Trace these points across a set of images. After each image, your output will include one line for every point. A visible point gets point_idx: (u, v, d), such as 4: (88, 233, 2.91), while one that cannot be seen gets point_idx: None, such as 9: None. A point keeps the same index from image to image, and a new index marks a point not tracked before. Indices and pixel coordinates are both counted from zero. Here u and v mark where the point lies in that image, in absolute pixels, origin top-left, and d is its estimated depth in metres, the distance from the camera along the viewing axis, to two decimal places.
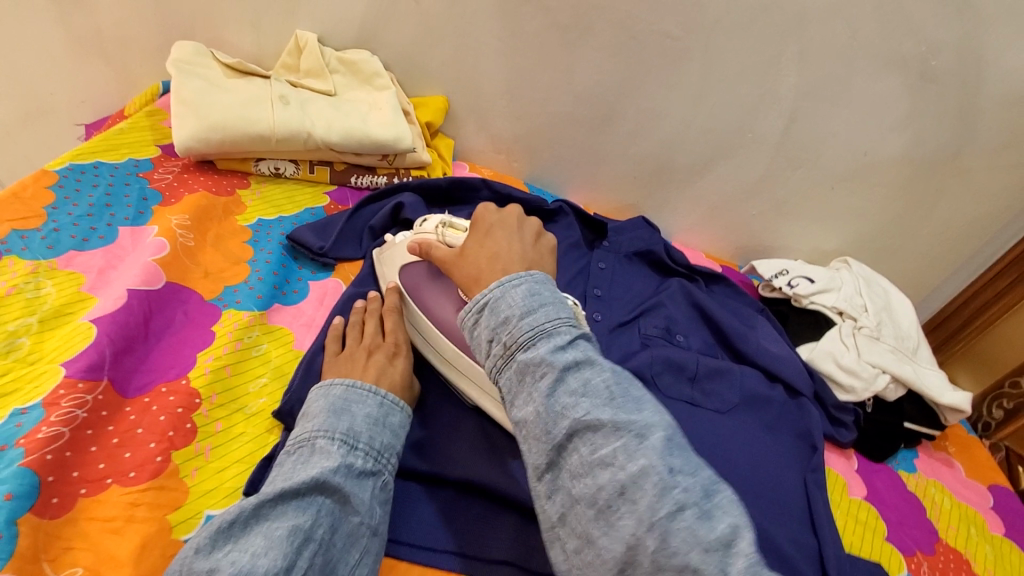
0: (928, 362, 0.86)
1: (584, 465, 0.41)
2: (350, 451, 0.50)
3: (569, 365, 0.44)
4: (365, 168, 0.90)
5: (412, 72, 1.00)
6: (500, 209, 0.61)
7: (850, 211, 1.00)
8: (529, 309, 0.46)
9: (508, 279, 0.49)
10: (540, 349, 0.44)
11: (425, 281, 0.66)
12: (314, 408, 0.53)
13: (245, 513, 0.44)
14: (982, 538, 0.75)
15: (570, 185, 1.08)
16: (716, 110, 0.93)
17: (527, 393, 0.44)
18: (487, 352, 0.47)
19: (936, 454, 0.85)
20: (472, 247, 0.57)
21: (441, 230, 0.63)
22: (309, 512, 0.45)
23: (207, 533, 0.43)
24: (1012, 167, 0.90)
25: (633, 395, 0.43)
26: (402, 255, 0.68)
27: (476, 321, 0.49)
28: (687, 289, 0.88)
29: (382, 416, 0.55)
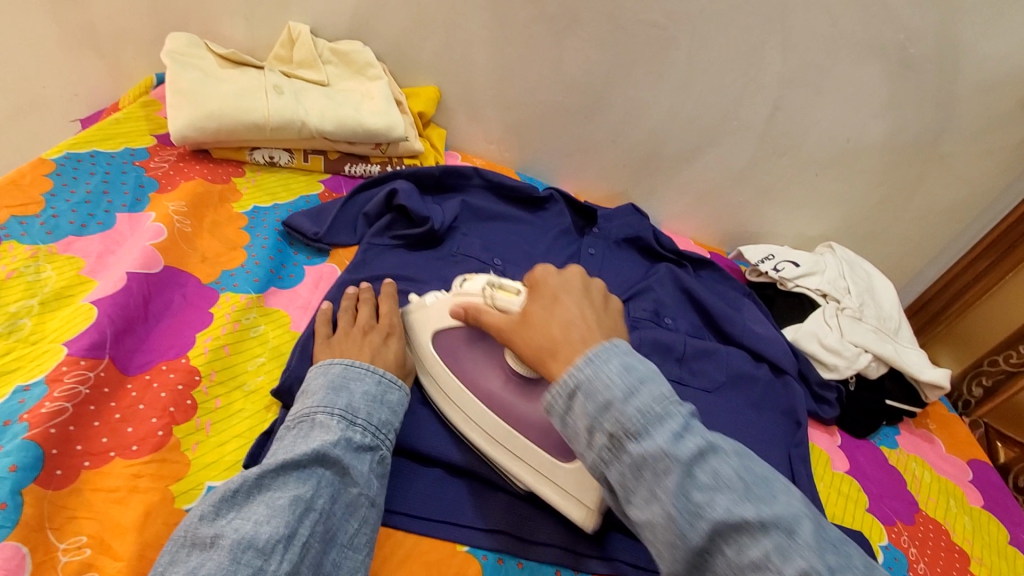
0: (909, 341, 0.89)
1: (733, 567, 0.40)
2: (349, 426, 0.52)
3: (691, 454, 0.43)
4: (359, 157, 0.91)
5: (404, 63, 1.01)
6: (560, 270, 0.58)
7: (835, 196, 1.03)
8: (631, 390, 0.45)
9: (595, 352, 0.47)
10: (658, 443, 0.43)
11: (464, 347, 0.64)
12: (314, 385, 0.55)
13: (248, 483, 0.47)
14: (960, 509, 0.78)
15: (560, 174, 1.10)
16: (702, 99, 0.95)
17: (650, 491, 0.43)
18: (588, 440, 0.46)
19: (918, 431, 0.88)
20: (538, 315, 0.54)
21: (490, 293, 0.60)
22: (309, 483, 0.48)
23: (213, 502, 0.46)
24: (989, 152, 0.93)
25: (758, 472, 0.43)
26: (440, 317, 0.64)
27: (568, 405, 0.47)
28: (676, 273, 0.90)
29: (381, 392, 0.56)
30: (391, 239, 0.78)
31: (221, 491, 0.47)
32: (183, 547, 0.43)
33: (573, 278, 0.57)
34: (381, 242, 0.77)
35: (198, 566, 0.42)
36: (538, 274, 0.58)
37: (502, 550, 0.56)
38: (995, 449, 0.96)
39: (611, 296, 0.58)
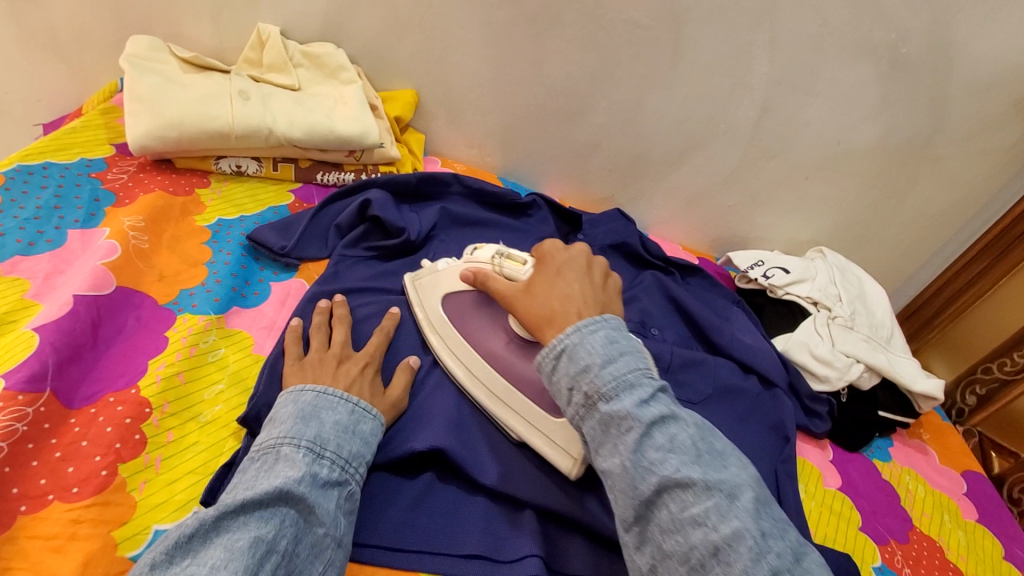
0: (901, 349, 0.86)
1: (674, 521, 0.43)
2: (316, 460, 0.47)
3: (655, 419, 0.46)
4: (331, 165, 0.87)
5: (379, 65, 0.98)
6: (568, 247, 0.63)
7: (825, 200, 1.00)
8: (609, 358, 0.49)
9: (584, 323, 0.52)
10: (625, 402, 0.47)
11: (470, 310, 0.68)
12: (281, 414, 0.50)
13: (204, 526, 0.41)
14: (955, 524, 0.76)
15: (544, 179, 1.07)
16: (688, 101, 0.92)
17: (613, 445, 0.46)
18: (567, 398, 0.50)
19: (911, 441, 0.85)
20: (541, 284, 0.58)
21: (498, 261, 0.65)
22: (273, 522, 0.42)
23: (162, 548, 0.40)
24: (982, 154, 0.91)
25: (715, 448, 0.47)
26: (451, 282, 0.69)
27: (554, 366, 0.51)
28: (663, 283, 0.88)
29: (353, 423, 0.52)
30: (365, 250, 0.75)
31: (170, 536, 0.41)
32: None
33: (579, 257, 0.61)
34: (353, 254, 0.74)
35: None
36: (548, 248, 0.63)
37: None
38: (989, 458, 0.91)
39: (611, 275, 0.62)
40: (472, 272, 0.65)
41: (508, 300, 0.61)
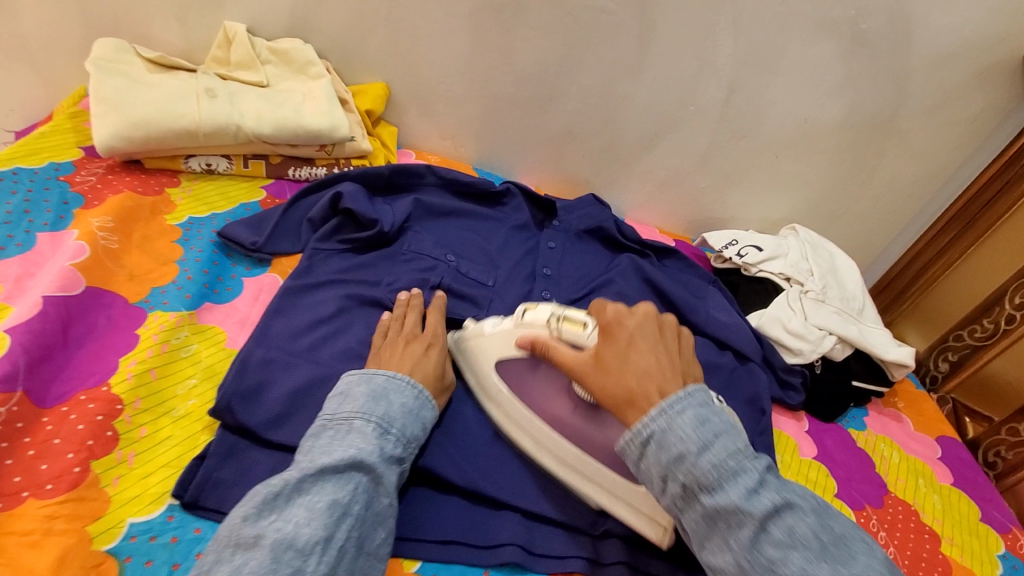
0: (873, 320, 0.88)
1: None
2: (385, 436, 0.51)
3: (765, 509, 0.45)
4: (303, 160, 0.88)
5: (348, 60, 0.98)
6: (634, 309, 0.56)
7: (795, 178, 1.01)
8: (705, 444, 0.47)
9: (669, 403, 0.49)
10: (732, 496, 0.45)
11: (526, 374, 0.63)
12: (354, 391, 0.53)
13: (289, 487, 0.45)
14: (930, 488, 0.77)
15: (519, 167, 1.07)
16: (657, 84, 0.93)
17: (722, 541, 0.46)
18: (660, 487, 0.49)
19: (886, 410, 0.87)
20: (614, 359, 0.53)
21: (556, 327, 0.58)
22: (347, 488, 0.46)
23: (253, 503, 0.44)
24: (946, 125, 0.92)
25: (829, 527, 0.46)
26: (500, 348, 0.62)
27: (641, 454, 0.49)
28: (638, 264, 0.89)
29: (419, 407, 0.55)
30: (339, 243, 0.75)
31: (258, 492, 0.45)
32: (223, 548, 0.42)
33: (646, 320, 0.56)
34: (327, 247, 0.74)
35: (239, 567, 0.40)
36: (611, 314, 0.56)
37: (461, 564, 0.55)
38: (962, 424, 0.92)
39: (682, 332, 0.58)
40: (530, 343, 0.59)
41: (576, 376, 0.55)
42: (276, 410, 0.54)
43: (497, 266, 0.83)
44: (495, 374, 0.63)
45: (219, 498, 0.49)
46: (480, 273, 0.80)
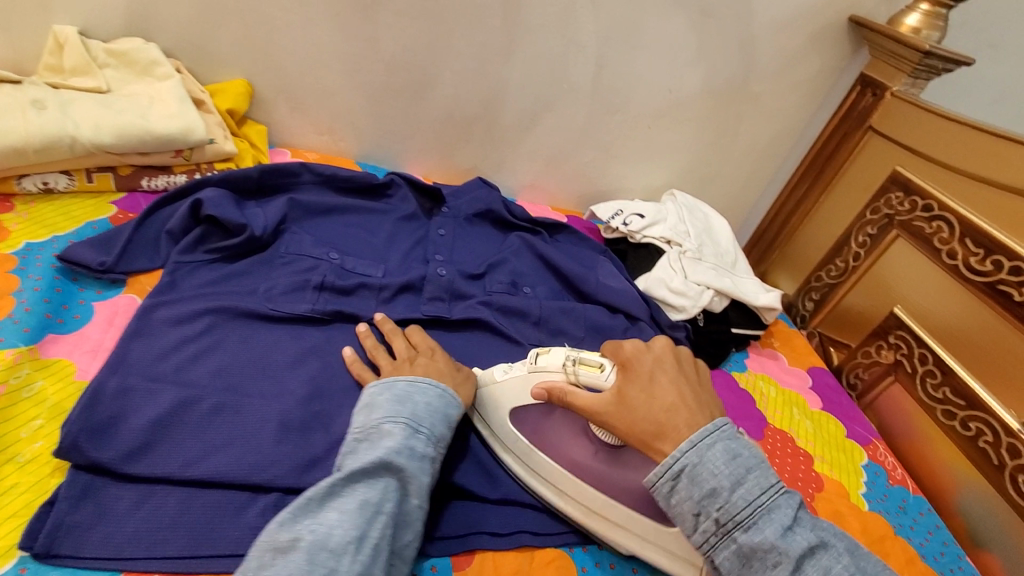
0: (745, 271, 0.96)
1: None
2: (413, 438, 0.51)
3: (804, 550, 0.45)
4: (158, 169, 0.82)
5: (202, 58, 0.91)
6: (650, 345, 0.59)
7: (669, 146, 1.08)
8: (737, 480, 0.48)
9: (699, 437, 0.50)
10: (766, 532, 0.45)
11: (543, 421, 0.65)
12: (380, 400, 0.55)
13: (321, 491, 0.46)
14: (803, 416, 0.86)
15: (404, 157, 1.06)
16: (528, 64, 0.94)
17: None
18: (693, 524, 0.49)
19: (764, 350, 0.96)
20: (638, 394, 0.55)
21: (574, 371, 0.58)
22: (377, 488, 0.47)
23: (290, 507, 0.45)
24: (791, 87, 1.02)
25: (865, 571, 0.46)
26: (516, 394, 0.63)
27: (671, 489, 0.50)
28: (529, 243, 0.91)
29: (443, 405, 0.56)
30: (205, 253, 0.70)
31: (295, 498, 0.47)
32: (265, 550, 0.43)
33: (663, 354, 0.58)
34: (192, 259, 0.69)
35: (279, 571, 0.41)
36: (628, 351, 0.58)
37: None
38: (829, 353, 1.02)
39: (695, 361, 0.61)
40: (548, 390, 0.59)
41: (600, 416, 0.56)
42: (135, 440, 0.51)
43: (386, 259, 0.81)
44: (512, 424, 0.64)
45: (76, 542, 0.46)
46: (367, 266, 0.77)
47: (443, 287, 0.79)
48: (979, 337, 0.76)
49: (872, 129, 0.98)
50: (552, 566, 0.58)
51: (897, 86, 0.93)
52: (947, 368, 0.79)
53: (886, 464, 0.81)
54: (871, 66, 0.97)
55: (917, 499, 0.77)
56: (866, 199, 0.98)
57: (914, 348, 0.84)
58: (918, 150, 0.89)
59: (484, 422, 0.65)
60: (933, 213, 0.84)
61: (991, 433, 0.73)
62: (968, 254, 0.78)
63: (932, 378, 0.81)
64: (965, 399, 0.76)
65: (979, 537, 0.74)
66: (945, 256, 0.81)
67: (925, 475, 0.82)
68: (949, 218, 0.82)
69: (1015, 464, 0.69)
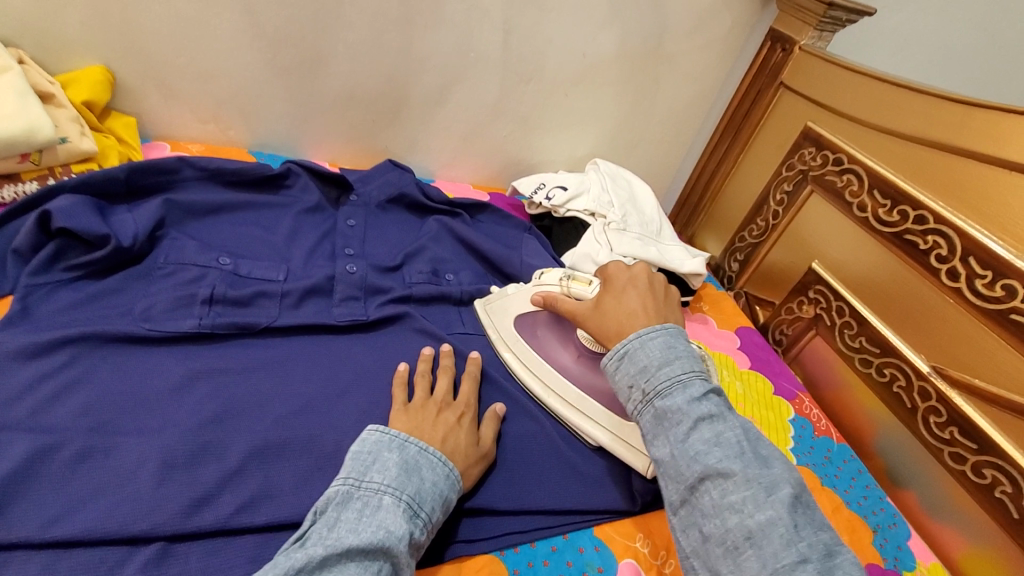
0: (670, 238, 0.95)
1: (715, 507, 0.45)
2: (413, 519, 0.47)
3: (706, 417, 0.48)
4: (2, 177, 0.70)
5: (46, 42, 0.78)
6: (629, 266, 0.65)
7: (587, 113, 1.04)
8: (666, 360, 0.52)
9: (645, 330, 0.55)
10: (677, 399, 0.50)
11: (544, 326, 0.74)
12: (387, 461, 0.50)
13: (313, 561, 0.42)
14: (733, 377, 0.86)
15: (306, 143, 0.97)
16: (430, 34, 0.87)
17: (665, 436, 0.49)
18: (626, 395, 0.54)
19: (693, 316, 0.97)
20: (608, 300, 0.61)
21: (567, 283, 0.70)
22: (371, 572, 0.42)
23: (273, 575, 0.40)
24: (703, 46, 1.00)
25: (763, 451, 0.48)
26: (521, 304, 0.74)
27: (615, 367, 0.55)
28: (448, 226, 0.86)
29: (448, 489, 0.51)
30: (65, 271, 0.61)
31: (278, 562, 0.42)
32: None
33: (641, 274, 0.63)
34: (48, 279, 0.60)
35: None
36: (611, 271, 0.65)
37: None
38: (755, 311, 1.03)
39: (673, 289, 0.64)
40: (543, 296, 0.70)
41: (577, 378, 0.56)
42: None
43: (288, 258, 0.74)
44: (512, 325, 0.74)
45: None
46: (266, 270, 0.70)
47: (355, 285, 0.73)
48: (890, 287, 0.78)
49: (783, 85, 0.97)
50: (483, 573, 0.53)
51: (804, 40, 0.92)
52: (862, 318, 0.81)
53: (811, 416, 0.83)
54: (780, 21, 0.95)
55: (841, 448, 0.80)
56: (781, 156, 0.98)
57: (832, 301, 0.86)
58: (826, 104, 0.89)
59: (486, 323, 0.75)
60: (844, 166, 0.85)
61: (904, 377, 0.75)
62: (877, 206, 0.79)
63: (849, 329, 0.83)
64: (879, 346, 0.79)
65: (898, 477, 0.78)
66: (855, 209, 0.83)
67: (848, 423, 0.85)
68: (858, 171, 0.83)
69: (927, 406, 0.72)
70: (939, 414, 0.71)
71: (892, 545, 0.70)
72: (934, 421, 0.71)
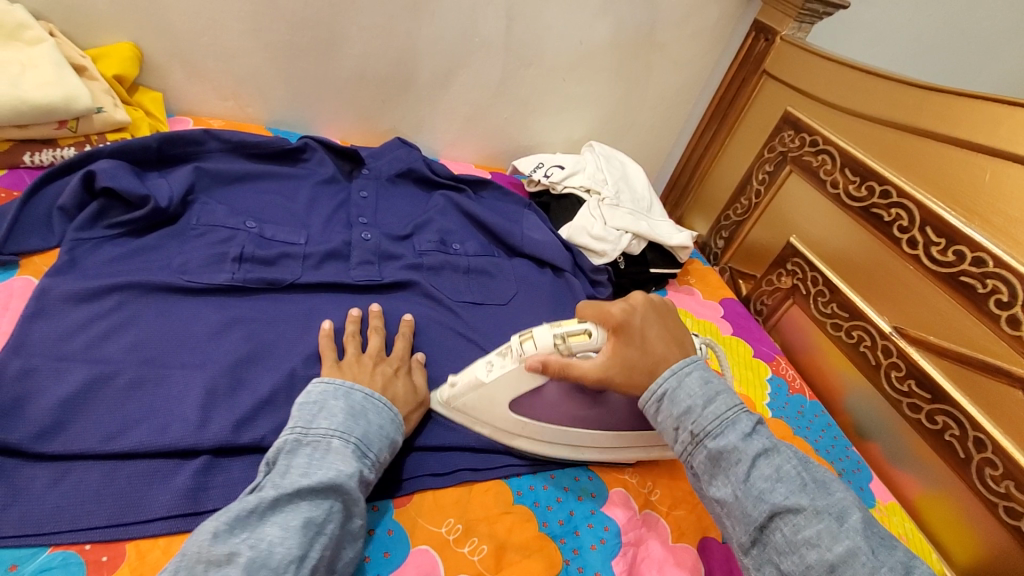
0: (660, 215, 1.02)
1: (789, 544, 0.45)
2: (361, 459, 0.50)
3: (761, 453, 0.49)
4: (41, 142, 0.76)
5: (78, 19, 0.83)
6: (632, 304, 0.59)
7: (584, 98, 1.11)
8: (709, 398, 0.52)
9: (679, 366, 0.55)
10: (731, 437, 0.49)
11: (536, 405, 0.62)
12: (333, 406, 0.53)
13: (263, 503, 0.44)
14: (716, 341, 0.94)
15: (319, 121, 1.03)
16: (439, 18, 0.93)
17: (723, 477, 0.49)
18: (673, 437, 0.53)
19: (681, 288, 1.04)
20: (636, 356, 0.56)
21: (564, 344, 0.59)
22: (322, 509, 0.46)
23: (226, 518, 0.42)
24: (693, 35, 1.06)
25: (820, 478, 0.49)
26: (507, 389, 0.61)
27: (656, 409, 0.54)
28: (454, 200, 0.92)
29: (393, 430, 0.55)
30: (107, 228, 0.67)
31: (230, 506, 0.44)
32: (191, 566, 0.39)
33: (645, 310, 0.59)
34: (92, 234, 0.66)
35: None
36: (615, 315, 0.58)
37: None
38: (738, 285, 1.11)
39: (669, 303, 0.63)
40: (540, 364, 0.58)
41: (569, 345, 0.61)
42: (47, 420, 0.50)
43: (308, 224, 0.79)
44: (513, 414, 0.62)
45: None
46: (289, 234, 0.75)
47: (369, 250, 0.79)
48: (860, 257, 0.85)
49: (766, 73, 1.04)
50: (490, 493, 0.61)
51: (785, 30, 0.99)
52: (834, 286, 0.88)
53: (787, 376, 0.91)
54: (763, 13, 1.03)
55: (813, 403, 0.88)
56: (763, 140, 1.06)
57: (808, 272, 0.94)
58: (804, 90, 0.96)
59: (473, 422, 0.63)
60: (819, 147, 0.93)
61: (869, 338, 0.83)
62: (847, 182, 0.87)
63: (822, 297, 0.91)
64: (849, 311, 0.86)
65: (864, 429, 0.85)
66: (829, 186, 0.90)
67: (820, 383, 0.93)
68: (832, 152, 0.90)
69: (889, 362, 0.80)
70: (899, 369, 0.79)
71: (856, 486, 0.77)
72: (895, 375, 0.79)
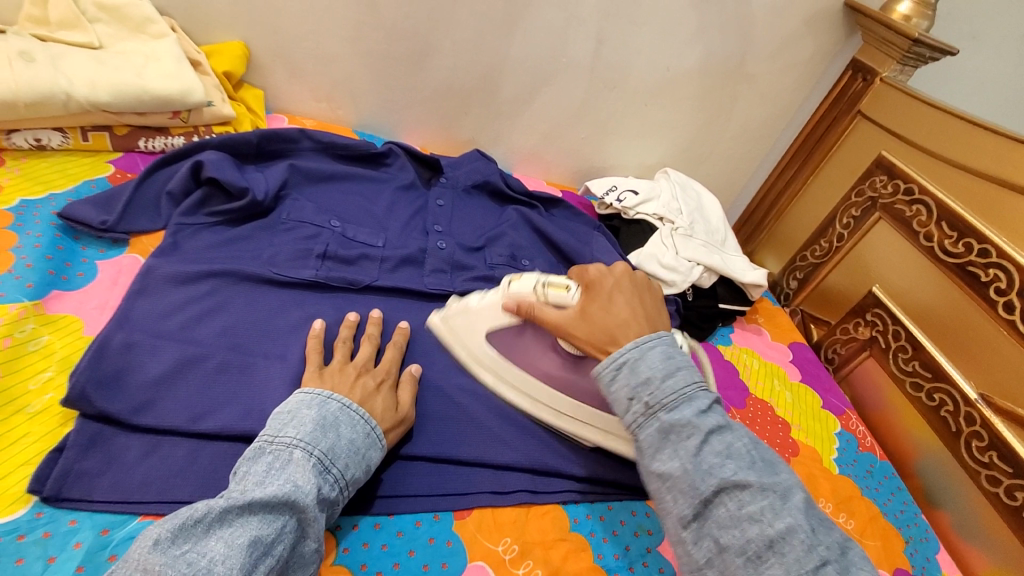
0: (733, 250, 0.99)
1: (732, 518, 0.42)
2: (322, 475, 0.48)
3: (713, 428, 0.46)
4: (155, 130, 0.82)
5: (197, 16, 0.89)
6: (613, 269, 0.60)
7: (663, 124, 1.10)
8: (669, 371, 0.49)
9: (642, 338, 0.52)
10: (685, 411, 0.47)
11: (512, 339, 0.67)
12: (303, 416, 0.51)
13: (211, 515, 0.43)
14: (783, 387, 0.90)
15: (402, 127, 1.06)
16: (529, 37, 0.94)
17: (672, 450, 0.46)
18: (625, 408, 0.49)
19: (749, 326, 1.00)
20: (596, 309, 0.56)
21: (543, 292, 0.62)
22: (273, 527, 0.44)
23: (170, 526, 0.41)
24: (785, 68, 1.04)
25: (768, 459, 0.46)
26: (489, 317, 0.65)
27: (612, 377, 0.51)
28: (526, 215, 0.92)
29: (366, 447, 0.53)
30: (208, 216, 0.70)
31: (179, 513, 0.43)
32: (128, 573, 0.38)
33: (625, 279, 0.59)
34: (194, 221, 0.69)
35: None
36: (592, 273, 0.60)
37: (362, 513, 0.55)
38: (809, 330, 1.06)
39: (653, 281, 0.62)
40: (517, 304, 0.62)
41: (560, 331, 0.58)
42: (143, 395, 0.53)
43: (386, 227, 0.81)
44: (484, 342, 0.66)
45: (85, 487, 0.48)
46: (368, 236, 0.77)
47: (444, 261, 0.79)
48: (947, 316, 0.80)
49: (860, 114, 1.01)
50: (546, 518, 0.60)
51: (886, 71, 0.95)
52: (918, 343, 0.83)
53: (857, 433, 0.86)
54: (864, 51, 0.99)
55: (883, 464, 0.82)
56: (852, 182, 1.01)
57: (889, 325, 0.89)
58: (902, 134, 0.92)
59: (453, 343, 0.67)
60: (914, 196, 0.88)
61: (952, 402, 0.77)
62: (943, 236, 0.82)
63: (904, 353, 0.85)
64: (932, 371, 0.80)
65: (933, 496, 0.80)
66: (922, 238, 0.85)
67: (891, 443, 0.87)
68: (927, 203, 0.85)
69: (970, 430, 0.75)
70: (981, 439, 0.73)
71: (922, 556, 0.72)
72: (976, 445, 0.74)
